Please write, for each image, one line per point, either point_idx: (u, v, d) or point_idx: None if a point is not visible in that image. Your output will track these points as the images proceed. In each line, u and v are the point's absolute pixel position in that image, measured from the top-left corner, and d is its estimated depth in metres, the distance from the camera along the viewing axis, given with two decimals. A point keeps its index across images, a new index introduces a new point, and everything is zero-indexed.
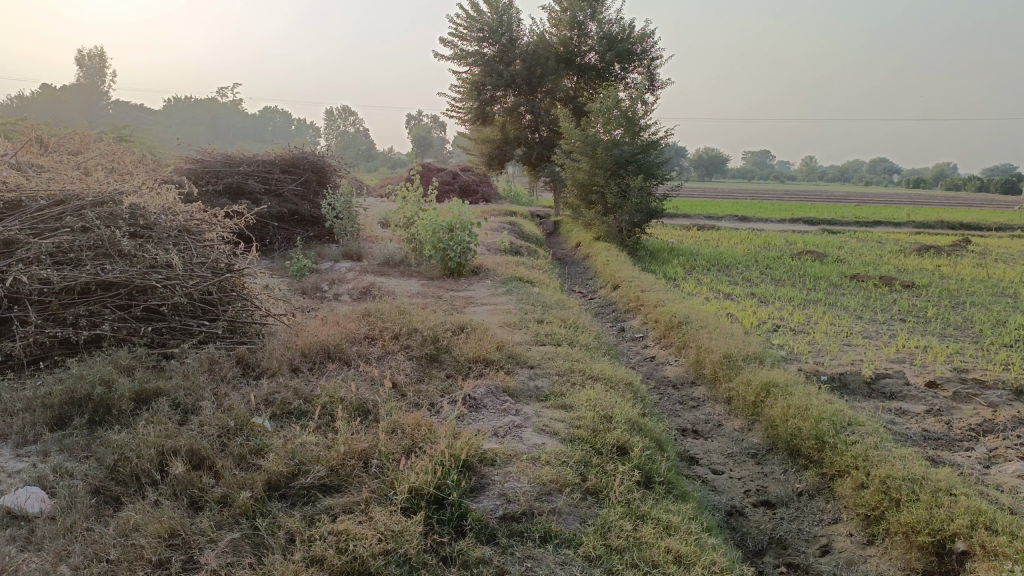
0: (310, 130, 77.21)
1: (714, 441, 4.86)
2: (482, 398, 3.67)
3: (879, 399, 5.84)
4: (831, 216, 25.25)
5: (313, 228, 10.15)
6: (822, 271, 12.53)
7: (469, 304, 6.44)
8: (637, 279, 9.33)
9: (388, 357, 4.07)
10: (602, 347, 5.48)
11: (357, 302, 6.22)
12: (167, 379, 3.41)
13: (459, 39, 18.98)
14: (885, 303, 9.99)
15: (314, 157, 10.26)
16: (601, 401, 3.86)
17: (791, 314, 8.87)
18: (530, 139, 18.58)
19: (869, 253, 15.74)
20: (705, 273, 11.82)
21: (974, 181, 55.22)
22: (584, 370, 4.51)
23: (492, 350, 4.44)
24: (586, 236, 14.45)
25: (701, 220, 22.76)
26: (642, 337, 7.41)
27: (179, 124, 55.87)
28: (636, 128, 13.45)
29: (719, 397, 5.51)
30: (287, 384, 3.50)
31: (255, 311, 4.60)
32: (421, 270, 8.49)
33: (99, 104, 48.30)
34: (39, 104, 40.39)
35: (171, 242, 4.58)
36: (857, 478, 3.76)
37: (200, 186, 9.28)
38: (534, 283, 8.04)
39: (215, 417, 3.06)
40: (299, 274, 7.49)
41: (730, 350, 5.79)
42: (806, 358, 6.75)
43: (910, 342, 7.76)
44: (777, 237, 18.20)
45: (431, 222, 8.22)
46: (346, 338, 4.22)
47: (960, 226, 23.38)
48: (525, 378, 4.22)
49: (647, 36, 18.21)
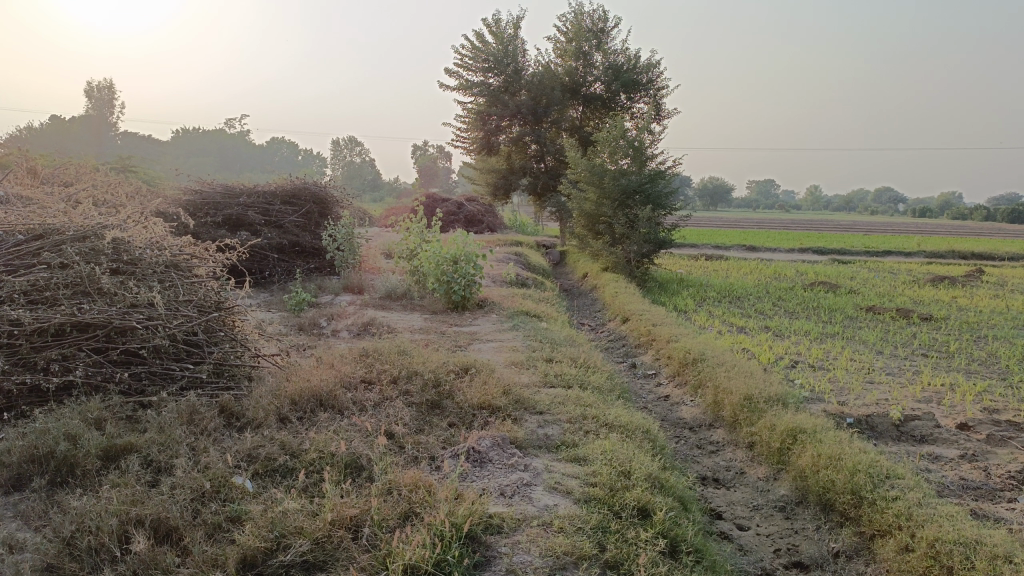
0: (317, 160, 77.59)
1: (738, 491, 4.51)
2: (488, 451, 3.34)
3: (909, 444, 5.48)
4: (841, 246, 24.97)
5: (313, 260, 9.87)
6: (836, 302, 12.19)
7: (473, 341, 6.12)
8: (647, 312, 9.01)
9: (386, 404, 3.75)
10: (614, 388, 5.15)
11: (355, 339, 5.91)
12: (141, 433, 3.10)
13: (464, 68, 18.89)
14: (905, 337, 9.65)
15: (316, 188, 10.03)
16: (618, 453, 3.54)
17: (808, 349, 8.53)
18: (536, 169, 18.39)
19: (882, 284, 15.39)
20: (717, 305, 11.50)
21: (981, 210, 54.97)
22: (597, 416, 4.18)
23: (498, 394, 4.13)
24: (593, 267, 14.17)
25: (709, 250, 22.48)
26: (655, 374, 7.08)
27: (187, 156, 56.13)
28: (643, 158, 13.23)
29: (740, 441, 5.17)
30: (273, 438, 3.18)
31: (243, 353, 4.30)
32: (424, 303, 8.20)
33: (107, 136, 48.59)
34: (46, 136, 40.57)
35: (156, 279, 4.29)
36: (901, 540, 3.42)
37: (198, 218, 9.04)
38: (542, 318, 7.72)
39: (188, 479, 2.74)
40: (297, 309, 7.20)
41: (750, 390, 5.46)
42: (828, 397, 6.40)
43: (935, 379, 7.40)
44: (787, 267, 17.88)
45: (435, 254, 7.94)
46: (340, 383, 3.91)
47: (971, 256, 23.06)
48: (535, 426, 3.89)
49: (652, 66, 18.09)
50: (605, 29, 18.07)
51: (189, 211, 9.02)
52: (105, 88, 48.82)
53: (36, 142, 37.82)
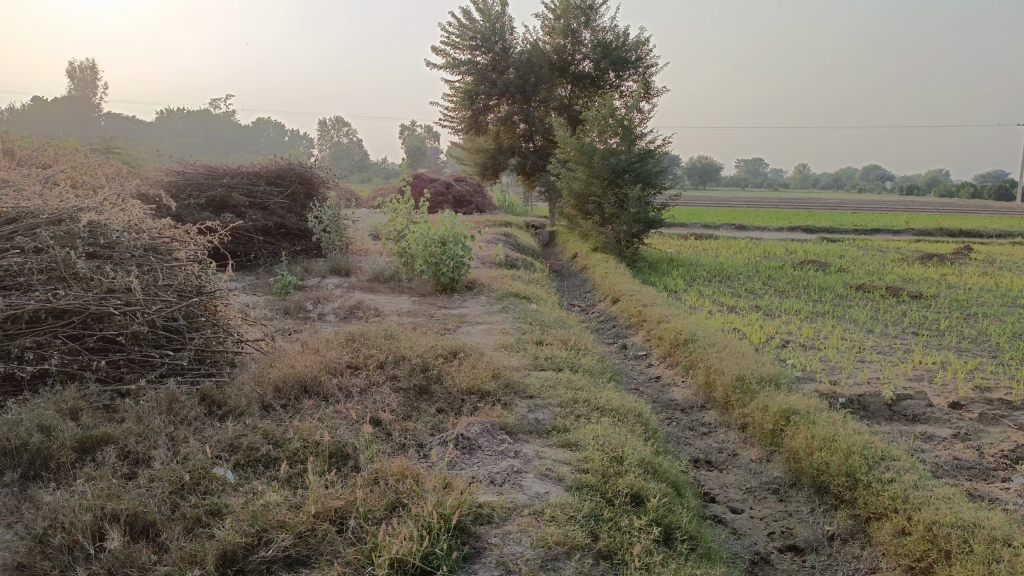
0: (304, 141, 76.91)
1: (730, 474, 4.45)
2: (477, 438, 3.25)
3: (902, 424, 5.44)
4: (830, 224, 24.97)
5: (300, 242, 9.73)
6: (827, 281, 12.16)
7: (462, 323, 6.03)
8: (638, 292, 8.94)
9: (374, 390, 3.66)
10: (605, 371, 5.07)
11: (342, 323, 5.80)
12: (118, 423, 3.00)
13: (451, 47, 18.65)
14: (895, 316, 9.62)
15: (301, 169, 9.87)
16: (611, 437, 3.46)
17: (799, 328, 8.49)
18: (524, 148, 18.23)
19: (872, 262, 15.37)
20: (707, 285, 11.46)
21: (968, 187, 55.15)
22: (588, 400, 4.10)
23: (488, 379, 4.04)
24: (583, 247, 14.09)
25: (699, 229, 22.40)
26: (646, 355, 7.02)
27: (172, 137, 55.49)
28: (632, 137, 13.10)
29: (732, 423, 5.11)
30: (255, 426, 3.08)
31: (226, 339, 4.19)
32: (412, 285, 8.09)
33: (91, 117, 47.98)
34: (27, 118, 39.98)
35: (134, 263, 4.16)
36: (897, 523, 3.37)
37: (181, 200, 8.87)
38: (531, 299, 7.63)
39: (166, 472, 2.65)
40: (283, 292, 7.09)
41: (743, 371, 5.40)
42: (820, 377, 6.36)
43: (926, 357, 7.37)
44: (776, 245, 17.84)
45: (423, 235, 7.83)
46: (325, 369, 3.81)
47: (959, 233, 23.10)
48: (525, 411, 3.81)
49: (642, 44, 17.89)
50: (594, 6, 17.84)
51: (172, 192, 8.85)
52: (88, 68, 48.13)
53: (18, 124, 37.26)
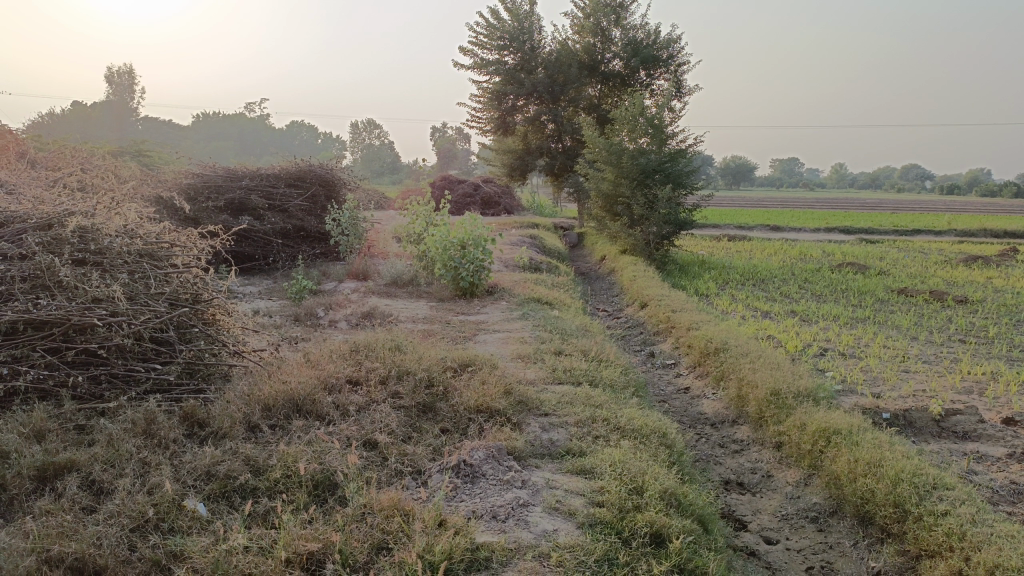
0: (337, 143, 77.40)
1: (764, 498, 4.09)
2: (481, 465, 2.93)
3: (951, 442, 5.02)
4: (868, 225, 24.28)
5: (319, 245, 9.52)
6: (866, 285, 11.66)
7: (478, 332, 5.74)
8: (667, 297, 8.56)
9: (373, 408, 3.37)
10: (629, 385, 4.73)
11: (353, 331, 5.54)
12: (86, 448, 2.75)
13: (479, 47, 18.41)
14: (940, 322, 9.11)
15: (322, 170, 9.64)
16: (631, 464, 3.13)
17: (838, 335, 8.05)
18: (553, 149, 17.90)
19: (913, 264, 14.77)
20: (740, 288, 11.05)
21: (1011, 185, 53.66)
22: (608, 418, 3.77)
23: (499, 395, 3.73)
24: (611, 250, 13.73)
25: (732, 231, 21.86)
26: (674, 364, 6.65)
27: (207, 141, 56.09)
28: (663, 136, 12.71)
29: (766, 440, 4.75)
30: (236, 451, 2.82)
31: (220, 351, 3.94)
32: (432, 289, 7.81)
33: (128, 121, 48.68)
34: (66, 122, 40.59)
35: (126, 270, 3.93)
36: (953, 563, 3.00)
37: (198, 202, 8.70)
38: (554, 305, 7.30)
39: (128, 505, 2.38)
40: (298, 297, 6.87)
41: (777, 384, 5.03)
42: (862, 390, 5.94)
43: (975, 367, 6.90)
44: (812, 247, 17.29)
45: (442, 239, 7.54)
46: (322, 384, 3.53)
47: (1004, 234, 22.27)
48: (538, 432, 3.49)
49: (673, 41, 17.45)
50: (624, 4, 17.46)
51: (190, 195, 8.67)
52: (125, 73, 48.86)
53: (56, 128, 37.80)
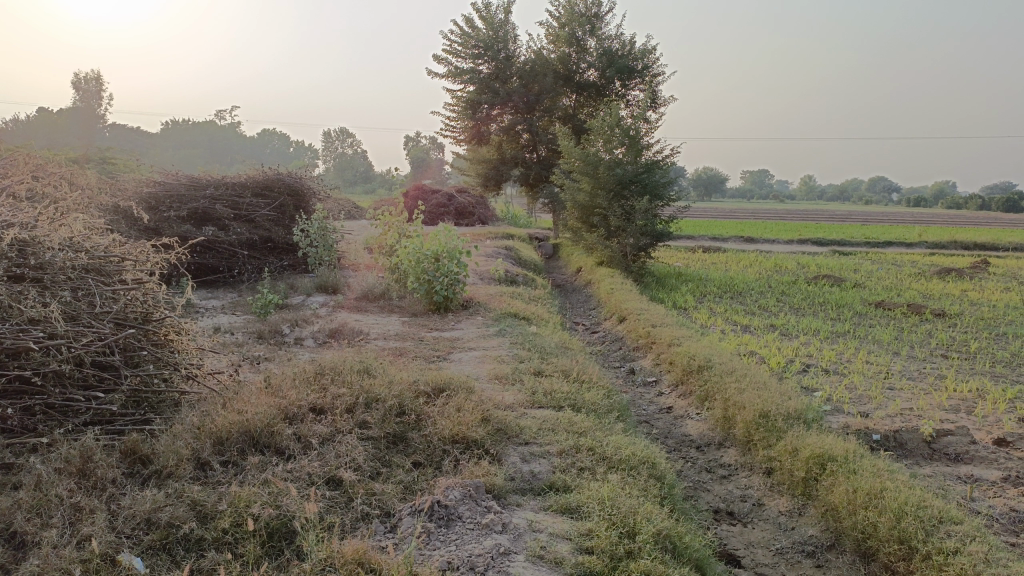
0: (309, 151, 76.70)
1: (756, 529, 3.85)
2: (457, 506, 2.64)
3: (942, 465, 4.84)
4: (841, 236, 24.41)
5: (287, 256, 9.19)
6: (843, 297, 11.55)
7: (453, 349, 5.47)
8: (646, 311, 8.34)
9: (338, 439, 3.08)
10: (613, 408, 4.47)
11: (320, 350, 5.25)
12: (9, 493, 2.43)
13: (453, 56, 18.19)
14: (920, 336, 9.00)
15: (290, 179, 9.31)
16: (620, 502, 2.87)
17: (820, 350, 7.88)
18: (528, 159, 17.69)
19: (888, 277, 14.76)
20: (718, 301, 10.91)
21: (977, 198, 54.54)
22: (593, 447, 3.51)
23: (476, 423, 3.45)
24: (588, 262, 13.52)
25: (707, 242, 21.82)
26: (656, 382, 6.42)
27: (176, 148, 55.25)
28: (639, 147, 12.52)
29: (755, 465, 4.53)
30: (183, 494, 2.53)
31: (170, 375, 3.63)
32: (404, 303, 7.51)
33: (96, 129, 47.80)
34: (31, 129, 39.69)
35: (69, 286, 3.60)
36: None
37: (160, 212, 8.33)
38: (531, 321, 7.03)
39: (51, 562, 2.08)
40: (263, 312, 6.54)
41: (766, 405, 4.80)
42: (849, 410, 5.75)
43: (961, 384, 6.75)
44: (787, 259, 17.29)
45: (414, 251, 7.25)
46: (283, 412, 3.24)
47: (974, 246, 22.47)
48: (518, 465, 3.23)
49: (649, 52, 17.35)
50: (599, 15, 17.34)
51: (151, 204, 8.30)
52: (92, 79, 48.03)
53: (20, 135, 36.90)
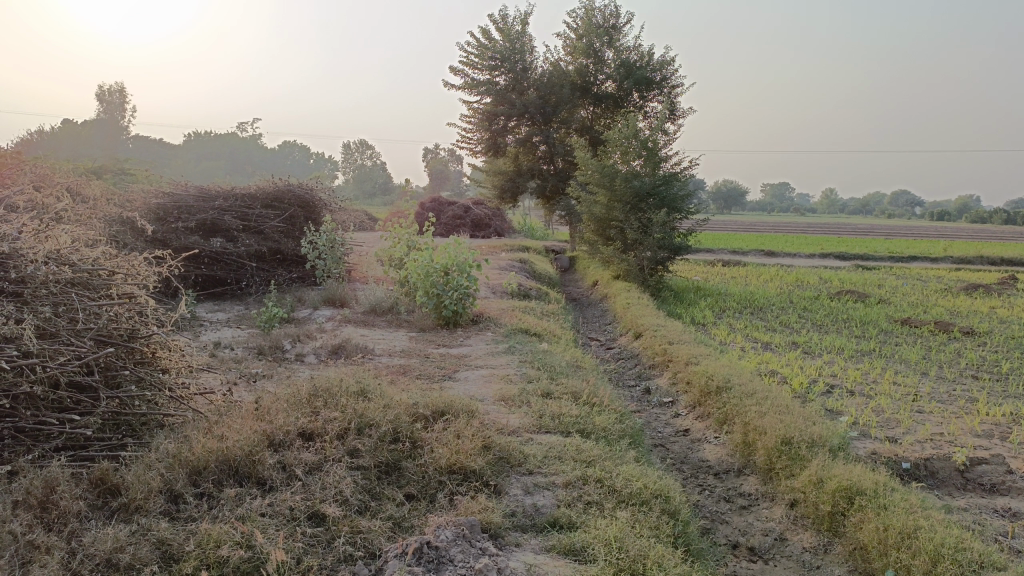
0: (328, 163, 77.14)
1: (779, 567, 3.58)
2: (449, 547, 2.39)
3: (977, 497, 4.55)
4: (863, 251, 24.01)
5: (296, 268, 9.03)
6: (868, 314, 11.21)
7: (459, 368, 5.25)
8: (663, 327, 8.07)
9: (326, 469, 2.86)
10: (625, 434, 4.22)
11: (321, 367, 5.05)
12: None
13: (470, 67, 18.08)
14: (949, 356, 8.65)
15: (300, 190, 9.16)
16: (629, 543, 2.63)
17: (844, 370, 7.57)
18: (544, 171, 17.49)
19: (914, 292, 14.37)
20: (738, 317, 10.62)
21: (1002, 213, 53.68)
22: (602, 478, 3.26)
23: (476, 451, 3.21)
24: (604, 275, 13.27)
25: (727, 255, 21.48)
26: (672, 403, 6.15)
27: (197, 160, 55.71)
28: (656, 159, 12.29)
29: (777, 496, 4.26)
30: (150, 531, 2.32)
31: (153, 394, 3.43)
32: (413, 318, 7.31)
33: (119, 140, 48.36)
34: (56, 140, 40.19)
35: (49, 300, 3.41)
36: None
37: (168, 223, 8.20)
38: (543, 337, 6.79)
39: None
40: (267, 326, 6.36)
41: (788, 431, 4.52)
42: (876, 436, 5.46)
43: (993, 407, 6.42)
44: (808, 273, 16.93)
45: (424, 264, 7.05)
46: (268, 437, 3.02)
47: (1001, 261, 21.96)
48: (519, 498, 2.99)
49: (667, 63, 17.14)
50: (617, 26, 17.17)
51: (159, 215, 8.17)
52: (116, 91, 48.69)
53: (45, 145, 37.39)
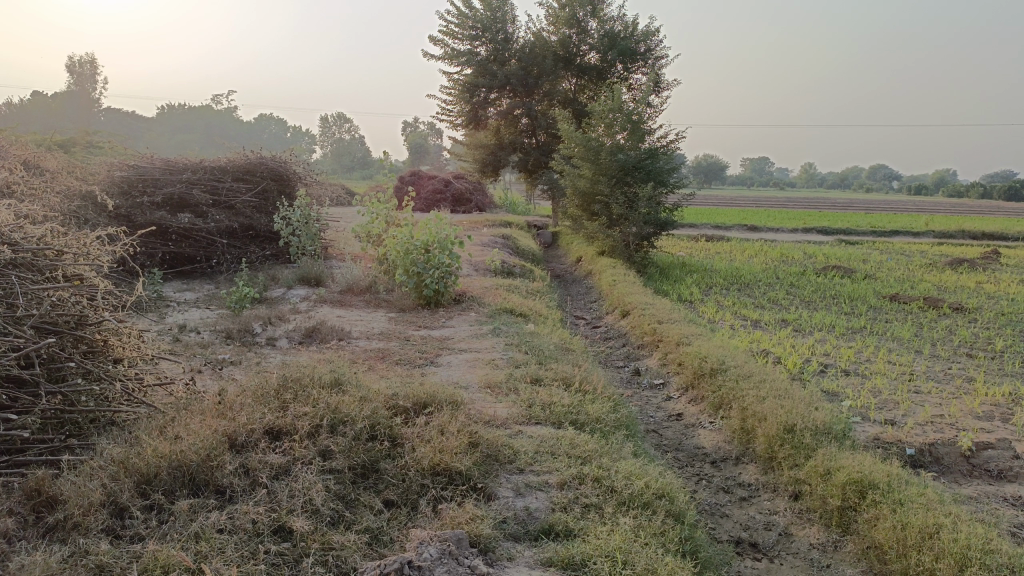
0: (306, 137, 76.00)
1: (785, 565, 3.34)
2: (433, 567, 2.08)
3: (984, 484, 4.33)
4: (846, 225, 23.87)
5: (269, 245, 8.65)
6: (856, 290, 11.02)
7: (442, 351, 4.95)
8: (651, 305, 7.80)
9: (294, 474, 2.55)
10: (620, 424, 3.95)
11: (294, 353, 4.73)
12: None
13: (450, 37, 17.57)
14: (941, 333, 8.46)
15: (273, 162, 8.74)
16: (635, 557, 2.36)
17: (836, 349, 7.35)
18: (527, 144, 17.09)
19: (899, 267, 14.22)
20: (725, 293, 10.40)
21: (978, 187, 54.03)
22: (599, 477, 2.99)
23: (461, 449, 2.91)
24: (588, 251, 13.00)
25: (710, 230, 21.26)
26: (663, 385, 5.90)
27: (172, 133, 54.53)
28: (642, 132, 11.95)
29: (780, 486, 4.02)
30: (87, 556, 2.01)
31: (102, 388, 3.09)
32: (392, 297, 6.97)
33: (90, 113, 47.20)
34: (24, 113, 39.07)
35: None
36: None
37: (133, 197, 7.78)
38: (529, 318, 6.49)
39: None
40: (237, 307, 6.02)
41: (791, 418, 4.27)
42: (875, 419, 5.24)
43: (992, 387, 6.22)
44: (793, 248, 16.74)
45: (403, 241, 6.70)
46: (229, 436, 2.70)
47: (983, 236, 21.91)
48: (510, 503, 2.71)
49: (652, 34, 16.73)
50: None
51: (123, 189, 7.74)
52: (87, 63, 47.44)
53: (15, 118, 36.33)
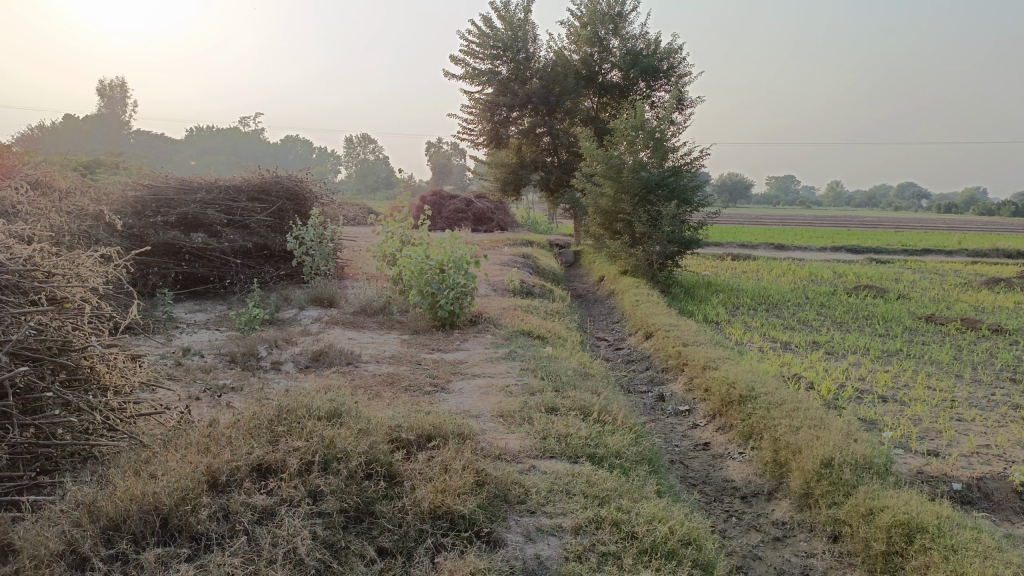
0: (331, 158, 76.62)
1: None
2: None
3: None
4: (875, 243, 23.36)
5: (284, 265, 8.49)
6: (889, 310, 10.61)
7: (454, 377, 4.70)
8: (675, 326, 7.50)
9: (279, 518, 2.31)
10: (642, 458, 3.67)
11: (299, 378, 4.51)
12: None
13: (471, 56, 17.48)
14: (981, 356, 8.06)
15: (289, 182, 8.62)
16: None
17: (872, 373, 6.99)
18: (548, 163, 16.90)
19: (933, 287, 13.75)
20: (753, 314, 10.06)
21: (1009, 205, 52.89)
22: (619, 522, 2.71)
23: (466, 489, 2.64)
24: (610, 270, 12.72)
25: (736, 249, 20.86)
26: (688, 412, 5.59)
27: (199, 154, 55.20)
28: (664, 150, 11.70)
29: (817, 526, 3.71)
30: None
31: (83, 417, 2.87)
32: (406, 319, 6.75)
33: (120, 135, 47.92)
34: (55, 136, 39.70)
35: None
36: None
37: (146, 217, 7.65)
38: (547, 340, 6.23)
39: None
40: (246, 329, 5.85)
41: (828, 451, 3.94)
42: (917, 450, 4.89)
43: None
44: (821, 267, 16.31)
45: (417, 261, 6.48)
46: (210, 474, 2.46)
47: (1018, 255, 21.29)
48: (518, 551, 2.44)
49: (675, 51, 16.52)
50: (623, 13, 16.54)
51: (136, 209, 7.62)
52: (118, 86, 48.27)
53: (46, 140, 36.92)
